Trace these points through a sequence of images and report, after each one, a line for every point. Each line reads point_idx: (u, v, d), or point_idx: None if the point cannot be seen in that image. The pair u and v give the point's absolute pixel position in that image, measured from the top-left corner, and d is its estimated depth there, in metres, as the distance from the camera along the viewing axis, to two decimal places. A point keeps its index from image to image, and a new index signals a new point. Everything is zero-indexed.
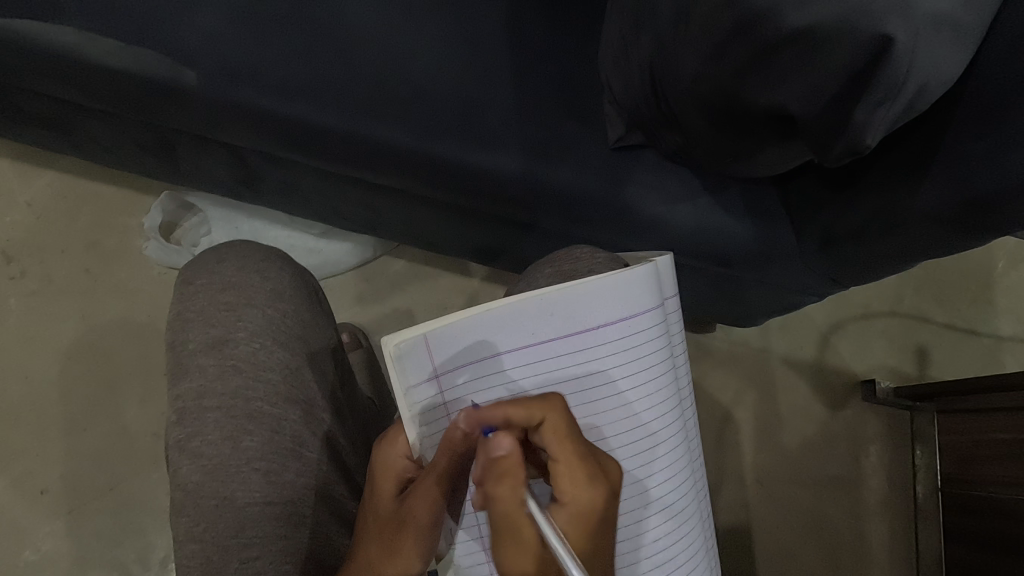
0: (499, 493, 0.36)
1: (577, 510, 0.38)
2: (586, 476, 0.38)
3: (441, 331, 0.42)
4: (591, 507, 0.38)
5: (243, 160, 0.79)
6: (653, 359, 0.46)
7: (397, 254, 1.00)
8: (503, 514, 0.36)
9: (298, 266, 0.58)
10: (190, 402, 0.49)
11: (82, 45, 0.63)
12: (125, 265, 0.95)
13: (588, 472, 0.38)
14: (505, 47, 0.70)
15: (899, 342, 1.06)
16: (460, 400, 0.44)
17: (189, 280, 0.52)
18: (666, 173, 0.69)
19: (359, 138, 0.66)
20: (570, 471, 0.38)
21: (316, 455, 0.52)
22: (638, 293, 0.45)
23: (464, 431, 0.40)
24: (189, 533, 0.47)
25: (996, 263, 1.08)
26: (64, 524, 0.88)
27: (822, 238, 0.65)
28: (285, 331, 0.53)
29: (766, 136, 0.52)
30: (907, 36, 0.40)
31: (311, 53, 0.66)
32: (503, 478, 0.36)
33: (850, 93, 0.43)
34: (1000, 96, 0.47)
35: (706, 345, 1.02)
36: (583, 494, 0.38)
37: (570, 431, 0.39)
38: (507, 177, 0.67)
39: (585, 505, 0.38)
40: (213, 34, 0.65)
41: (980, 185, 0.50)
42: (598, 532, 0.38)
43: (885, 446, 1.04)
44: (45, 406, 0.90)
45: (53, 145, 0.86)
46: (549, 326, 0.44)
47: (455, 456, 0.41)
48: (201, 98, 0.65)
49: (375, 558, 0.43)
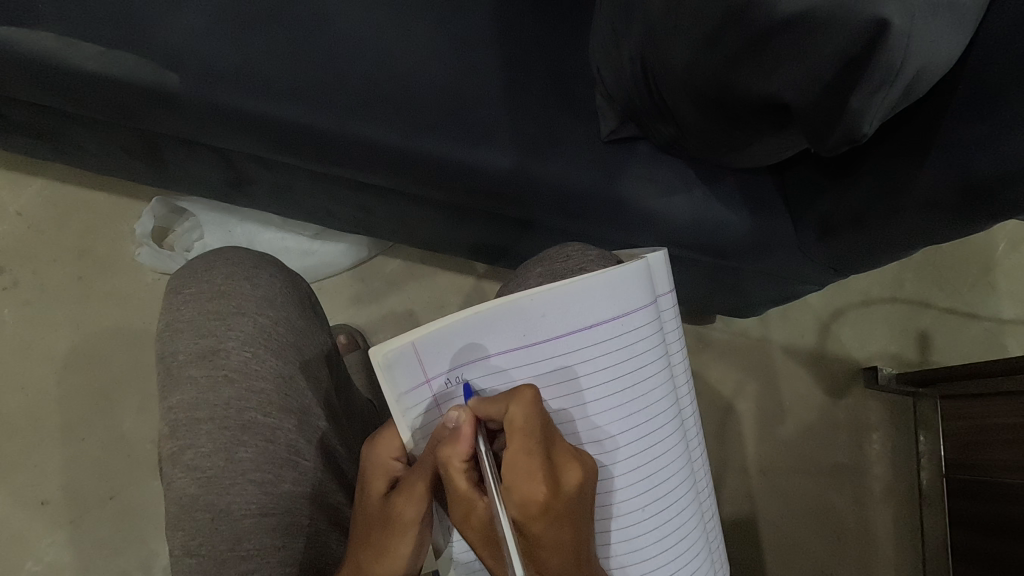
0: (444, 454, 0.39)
1: (513, 503, 0.38)
2: (528, 472, 0.38)
3: (431, 338, 0.41)
4: (526, 502, 0.37)
5: (232, 163, 0.78)
6: (646, 358, 0.46)
7: (393, 253, 1.00)
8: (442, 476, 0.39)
9: (289, 272, 0.57)
10: (182, 414, 0.48)
11: (64, 52, 0.62)
12: (119, 272, 0.94)
13: (530, 467, 0.38)
14: (493, 41, 0.68)
15: (900, 328, 1.05)
16: (451, 399, 0.44)
17: (178, 290, 0.52)
18: (661, 165, 0.67)
19: (349, 138, 0.65)
20: (512, 462, 0.38)
21: (311, 462, 0.51)
22: (630, 291, 0.44)
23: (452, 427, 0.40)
24: (186, 547, 0.46)
25: (997, 246, 1.08)
26: (66, 535, 0.87)
27: (820, 226, 0.64)
28: (277, 339, 0.52)
29: (760, 125, 0.51)
30: (903, 20, 0.39)
31: (299, 53, 0.65)
32: (455, 446, 0.39)
33: (844, 81, 0.42)
34: (1000, 79, 0.46)
35: (705, 336, 1.02)
36: (519, 487, 0.38)
37: (525, 425, 0.39)
38: (499, 174, 0.66)
39: (522, 498, 0.37)
40: (198, 36, 0.63)
41: (980, 170, 0.49)
42: (539, 527, 0.38)
43: (889, 432, 1.04)
44: (42, 417, 0.89)
45: (42, 154, 0.85)
46: (540, 328, 0.43)
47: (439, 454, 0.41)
48: (188, 102, 0.64)
49: (364, 559, 0.42)
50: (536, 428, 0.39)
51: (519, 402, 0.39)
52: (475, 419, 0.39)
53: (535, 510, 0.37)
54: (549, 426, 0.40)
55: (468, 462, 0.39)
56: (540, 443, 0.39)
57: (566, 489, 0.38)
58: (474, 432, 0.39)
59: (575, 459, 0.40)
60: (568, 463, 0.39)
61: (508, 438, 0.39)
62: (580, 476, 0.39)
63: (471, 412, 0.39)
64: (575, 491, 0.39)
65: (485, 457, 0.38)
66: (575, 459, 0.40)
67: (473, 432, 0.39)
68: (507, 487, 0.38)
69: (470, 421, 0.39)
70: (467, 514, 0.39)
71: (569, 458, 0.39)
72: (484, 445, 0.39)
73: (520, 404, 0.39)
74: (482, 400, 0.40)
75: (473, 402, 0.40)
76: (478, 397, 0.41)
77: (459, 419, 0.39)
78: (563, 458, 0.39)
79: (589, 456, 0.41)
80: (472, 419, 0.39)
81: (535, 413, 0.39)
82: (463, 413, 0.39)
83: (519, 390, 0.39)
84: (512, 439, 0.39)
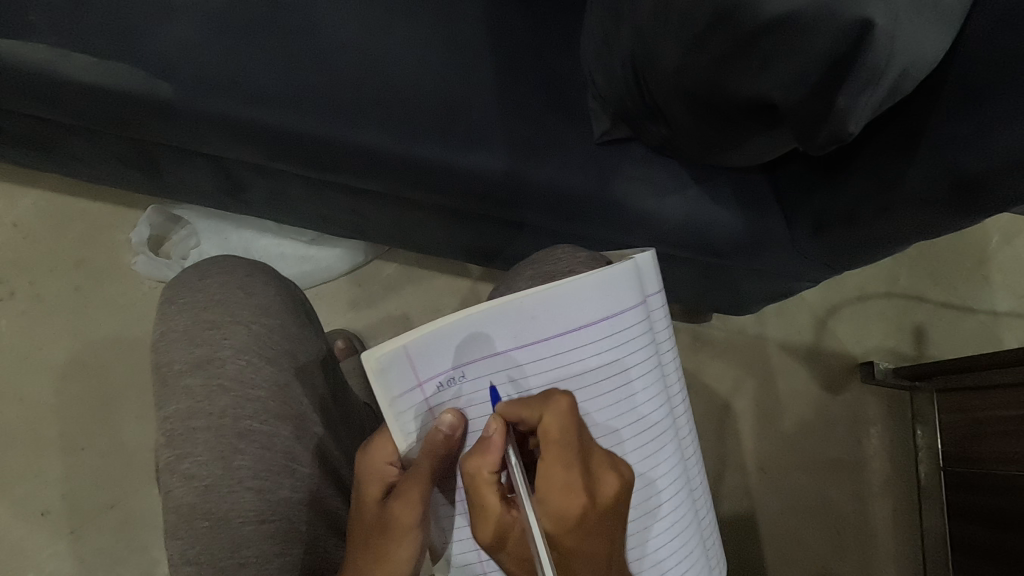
0: (476, 464, 0.39)
1: (548, 514, 0.38)
2: (564, 482, 0.38)
3: (422, 343, 0.42)
4: (561, 514, 0.38)
5: (227, 171, 0.78)
6: (637, 358, 0.46)
7: (389, 257, 1.00)
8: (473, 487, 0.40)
9: (283, 279, 0.57)
10: (178, 423, 0.49)
11: (57, 64, 0.62)
12: (115, 281, 0.94)
13: (566, 478, 0.38)
14: (485, 45, 0.69)
15: (896, 322, 1.06)
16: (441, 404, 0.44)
17: (172, 299, 0.52)
18: (653, 165, 0.68)
19: (342, 143, 0.65)
20: (547, 472, 0.38)
21: (308, 469, 0.52)
22: (619, 291, 0.44)
23: (448, 431, 0.42)
24: (185, 556, 0.47)
25: (990, 239, 1.08)
26: (67, 545, 0.88)
27: (813, 224, 0.64)
28: (272, 346, 0.52)
29: (750, 125, 0.51)
30: (887, 21, 0.39)
31: (291, 60, 0.65)
32: (485, 457, 0.39)
33: (831, 81, 0.42)
34: (986, 75, 0.47)
35: (702, 334, 1.02)
36: (556, 498, 0.38)
37: (563, 437, 0.39)
38: (491, 177, 0.66)
39: (557, 511, 0.38)
40: (189, 46, 0.64)
41: (962, 165, 0.50)
42: (574, 540, 0.38)
43: (887, 427, 1.04)
44: (40, 428, 0.89)
45: (36, 165, 0.85)
46: (530, 330, 0.43)
47: (438, 459, 0.42)
48: (181, 111, 0.64)
49: (362, 563, 0.42)
50: (572, 439, 0.39)
51: (556, 411, 0.39)
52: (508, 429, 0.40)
53: (571, 523, 0.38)
54: (585, 434, 0.40)
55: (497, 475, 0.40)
56: (577, 453, 0.39)
57: (602, 499, 0.39)
58: (505, 444, 0.40)
59: (610, 468, 0.40)
60: (604, 473, 0.40)
61: (544, 448, 0.39)
62: (615, 486, 0.40)
63: (502, 420, 0.40)
64: (610, 501, 0.39)
65: (514, 469, 0.39)
66: (610, 468, 0.40)
67: (504, 445, 0.40)
68: (542, 498, 0.38)
69: (502, 430, 0.40)
70: (498, 525, 0.40)
71: (605, 467, 0.40)
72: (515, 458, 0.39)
73: (555, 413, 0.39)
74: (511, 403, 0.40)
75: (502, 404, 0.40)
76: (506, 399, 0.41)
77: (492, 429, 0.40)
78: (599, 467, 0.40)
79: (624, 464, 0.41)
80: (503, 429, 0.40)
81: (571, 422, 0.39)
82: (496, 425, 0.40)
83: (553, 398, 0.39)
84: (548, 449, 0.39)
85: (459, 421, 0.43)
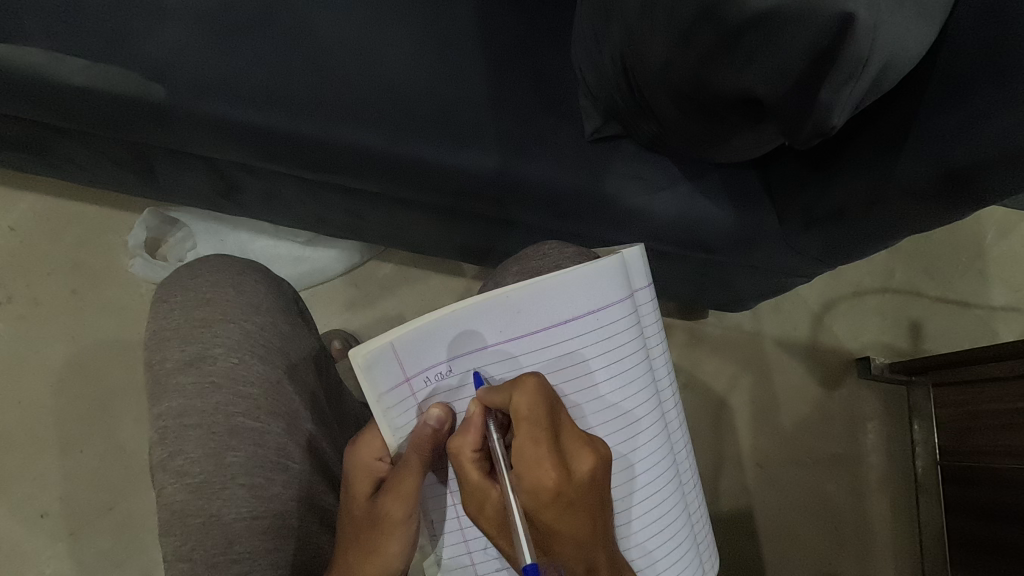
0: (457, 442, 0.41)
1: (522, 489, 0.38)
2: (536, 458, 0.38)
3: (408, 338, 0.42)
4: (534, 490, 0.38)
5: (222, 172, 0.79)
6: (624, 351, 0.46)
7: (386, 257, 1.00)
8: (456, 464, 0.41)
9: (275, 278, 0.57)
10: (171, 420, 0.49)
11: (49, 67, 0.62)
12: (111, 284, 0.94)
13: (538, 454, 0.38)
14: (476, 45, 0.69)
15: (892, 317, 1.06)
16: (427, 398, 0.44)
17: (164, 298, 0.52)
18: (644, 161, 0.68)
19: (335, 143, 0.66)
20: (520, 449, 0.39)
21: (301, 466, 0.52)
22: (605, 284, 0.44)
23: (436, 426, 0.43)
24: (178, 552, 0.47)
25: (986, 233, 1.08)
26: (67, 547, 0.88)
27: (804, 219, 0.65)
28: (264, 344, 0.53)
29: (736, 120, 0.51)
30: (868, 14, 0.39)
31: (283, 60, 0.65)
32: (465, 437, 0.41)
33: (815, 74, 0.42)
34: (973, 67, 0.47)
35: (697, 331, 1.02)
36: (528, 474, 0.38)
37: (531, 415, 0.39)
38: (483, 175, 0.67)
39: (529, 486, 0.38)
40: (181, 48, 0.64)
41: (956, 156, 0.49)
42: (549, 515, 0.38)
43: (884, 422, 1.04)
44: (39, 431, 0.90)
45: (31, 168, 0.86)
46: (515, 324, 0.43)
47: (426, 454, 0.42)
48: (174, 113, 0.65)
49: (352, 560, 0.43)
50: (542, 416, 0.39)
51: (523, 391, 0.39)
52: (487, 410, 0.41)
53: (545, 498, 0.38)
54: (558, 412, 0.40)
55: (481, 451, 0.41)
56: (548, 431, 0.39)
57: (577, 475, 0.39)
58: (485, 422, 0.41)
59: (586, 446, 0.39)
60: (580, 451, 0.39)
61: (515, 426, 0.39)
62: (592, 464, 0.39)
63: (481, 404, 0.41)
64: (587, 478, 0.39)
65: (496, 447, 0.40)
66: (587, 445, 0.39)
67: (485, 423, 0.41)
68: (515, 473, 0.39)
69: (481, 413, 0.41)
70: (480, 499, 0.41)
71: (581, 444, 0.39)
72: (496, 435, 0.41)
73: (523, 393, 0.39)
74: (489, 390, 0.41)
75: (483, 392, 0.41)
76: (489, 386, 0.42)
77: (471, 411, 0.41)
78: (574, 445, 0.39)
79: (604, 443, 0.40)
80: (482, 410, 0.41)
81: (539, 400, 0.39)
82: (475, 406, 0.41)
83: (522, 379, 0.40)
84: (518, 427, 0.39)
85: (447, 415, 0.43)
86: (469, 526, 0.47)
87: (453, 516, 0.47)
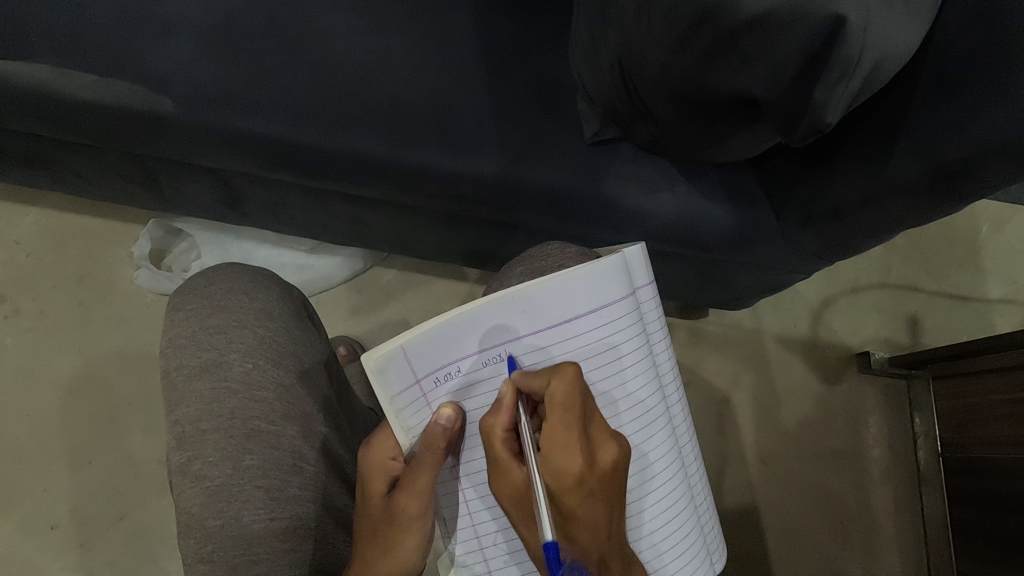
0: (491, 422, 0.42)
1: (548, 470, 0.39)
2: (565, 443, 0.40)
3: (418, 341, 0.43)
4: (560, 473, 0.39)
5: (226, 183, 0.80)
6: (627, 347, 0.47)
7: (388, 263, 1.01)
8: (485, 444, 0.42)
9: (285, 284, 0.59)
10: (188, 426, 0.50)
11: (58, 83, 0.64)
12: (118, 295, 0.95)
13: (567, 439, 0.40)
14: (477, 53, 0.70)
15: (891, 312, 1.07)
16: (436, 397, 0.45)
17: (178, 306, 0.53)
18: (644, 162, 0.69)
19: (341, 151, 0.67)
20: (551, 432, 0.40)
21: (316, 468, 0.53)
22: (608, 283, 0.45)
23: (447, 425, 0.43)
24: (198, 554, 0.48)
25: (980, 228, 1.10)
26: (77, 558, 0.88)
27: (801, 214, 0.66)
28: (276, 349, 0.54)
29: (734, 120, 0.53)
30: (858, 17, 0.41)
31: (287, 72, 0.67)
32: (498, 417, 0.42)
33: (810, 73, 0.43)
34: (959, 66, 0.49)
35: (698, 329, 1.03)
36: (556, 457, 0.39)
37: (566, 402, 0.40)
38: (486, 179, 0.68)
39: (557, 470, 0.39)
40: (188, 62, 0.65)
41: (947, 152, 0.51)
42: (572, 500, 0.39)
43: (885, 415, 1.05)
44: (47, 443, 0.90)
45: (38, 183, 0.87)
46: (522, 324, 0.44)
47: (440, 451, 0.43)
48: (183, 126, 0.66)
49: (369, 556, 0.45)
50: (576, 405, 0.40)
51: (563, 377, 0.40)
52: (519, 393, 0.42)
53: (571, 482, 0.39)
54: (588, 402, 0.41)
55: (509, 435, 0.42)
56: (580, 418, 0.40)
57: (601, 465, 0.40)
58: (516, 406, 0.42)
59: (611, 438, 0.41)
60: (605, 442, 0.41)
61: (548, 411, 0.40)
62: (615, 455, 0.41)
63: (514, 387, 0.42)
64: (609, 468, 0.40)
65: (524, 430, 0.41)
66: (610, 438, 0.41)
67: (515, 405, 0.42)
68: (543, 456, 0.40)
69: (514, 395, 0.42)
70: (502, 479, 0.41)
71: (606, 436, 0.41)
72: (525, 419, 0.42)
73: (562, 379, 0.40)
74: (526, 375, 0.42)
75: (518, 374, 0.42)
76: (522, 370, 0.43)
77: (503, 392, 0.42)
78: (600, 436, 0.41)
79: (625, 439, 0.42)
80: (514, 393, 0.42)
81: (577, 388, 0.40)
82: (508, 386, 0.42)
83: (560, 365, 0.41)
84: (552, 412, 0.40)
85: (457, 414, 0.44)
86: (480, 524, 0.48)
87: (465, 514, 0.48)
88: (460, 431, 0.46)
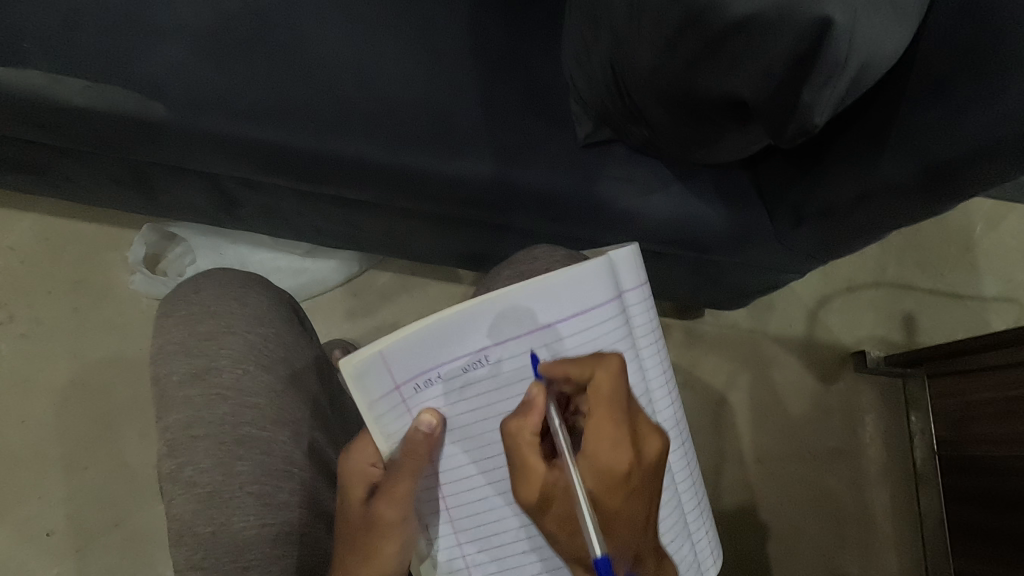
0: (528, 421, 0.41)
1: (597, 467, 0.40)
2: (613, 439, 0.40)
3: (398, 346, 0.42)
4: (609, 469, 0.40)
5: (220, 187, 0.80)
6: (612, 350, 0.47)
7: (384, 266, 1.01)
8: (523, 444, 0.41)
9: (277, 290, 0.59)
10: (178, 432, 0.50)
11: (49, 89, 0.63)
12: (112, 300, 0.95)
13: (615, 435, 0.41)
14: (470, 56, 0.70)
15: (886, 311, 1.07)
16: (416, 404, 0.45)
17: (168, 313, 0.53)
18: (636, 164, 0.69)
19: (334, 155, 0.67)
20: (596, 429, 0.41)
21: (307, 474, 0.53)
22: (593, 285, 0.45)
23: (428, 431, 0.44)
24: (189, 561, 0.48)
25: (975, 226, 1.10)
26: (73, 564, 0.88)
27: (794, 215, 0.66)
28: (267, 355, 0.53)
29: (724, 122, 0.53)
30: (845, 18, 0.41)
31: (279, 76, 0.66)
32: (530, 417, 0.41)
33: (797, 75, 0.43)
34: (948, 65, 0.49)
35: (694, 330, 1.03)
36: (603, 453, 0.40)
37: (611, 397, 0.41)
38: (479, 182, 0.68)
39: (602, 468, 0.40)
40: (179, 67, 0.65)
41: (937, 152, 0.51)
42: (618, 495, 0.41)
43: (881, 414, 1.06)
44: (43, 449, 0.90)
45: (32, 189, 0.87)
46: (505, 328, 0.44)
47: (420, 458, 0.44)
48: (176, 131, 0.66)
49: (349, 560, 0.46)
50: (620, 400, 0.41)
51: (607, 370, 0.40)
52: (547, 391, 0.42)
53: (619, 477, 0.40)
54: (629, 397, 0.42)
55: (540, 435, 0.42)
56: (625, 414, 0.41)
57: (646, 458, 0.42)
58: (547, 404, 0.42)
59: (653, 432, 0.43)
60: (649, 437, 0.43)
61: (593, 407, 0.41)
62: (658, 449, 0.43)
63: (544, 384, 0.42)
64: (652, 462, 0.42)
65: (557, 427, 0.41)
66: (653, 432, 0.43)
67: (546, 404, 0.42)
68: (589, 453, 0.40)
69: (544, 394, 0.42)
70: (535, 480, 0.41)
71: (649, 431, 0.43)
72: (558, 418, 0.41)
73: (606, 374, 0.40)
74: (562, 368, 0.41)
75: (551, 364, 0.42)
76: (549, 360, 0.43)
77: (533, 391, 0.42)
78: (644, 431, 0.43)
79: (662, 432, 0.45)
80: (544, 391, 0.42)
81: (620, 382, 0.41)
82: (538, 387, 0.41)
83: (604, 357, 0.41)
84: (598, 408, 0.41)
85: (438, 420, 0.44)
86: (463, 530, 0.48)
87: (448, 520, 0.48)
88: (441, 438, 0.46)
